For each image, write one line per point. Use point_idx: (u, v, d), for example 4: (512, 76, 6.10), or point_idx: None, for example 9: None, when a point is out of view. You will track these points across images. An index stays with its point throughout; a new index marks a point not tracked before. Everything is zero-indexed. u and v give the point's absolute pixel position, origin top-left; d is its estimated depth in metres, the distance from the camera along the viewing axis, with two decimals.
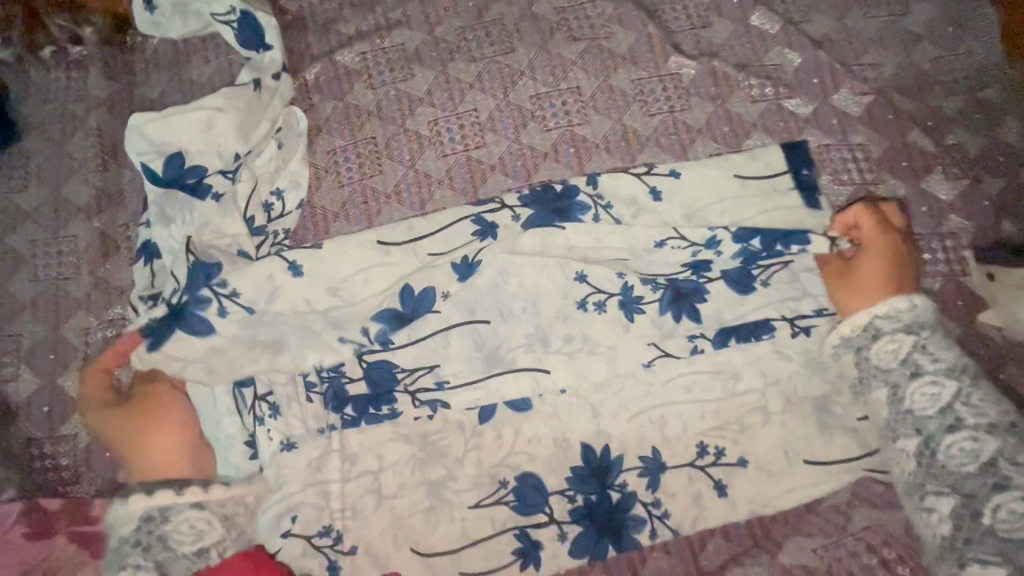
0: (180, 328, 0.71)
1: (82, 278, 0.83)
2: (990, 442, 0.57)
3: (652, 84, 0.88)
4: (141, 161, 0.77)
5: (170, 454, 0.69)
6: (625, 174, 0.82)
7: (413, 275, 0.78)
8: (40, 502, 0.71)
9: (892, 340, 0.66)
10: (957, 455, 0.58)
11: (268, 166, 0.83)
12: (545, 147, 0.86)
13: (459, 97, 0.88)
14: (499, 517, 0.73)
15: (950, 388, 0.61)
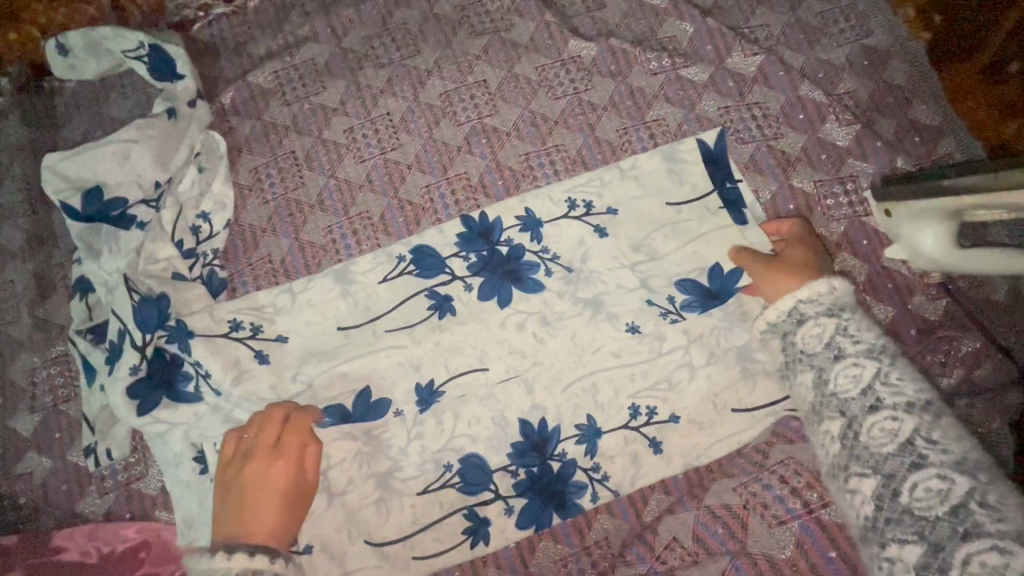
0: (167, 393, 0.73)
1: (22, 320, 0.85)
2: (871, 365, 0.56)
3: (555, 69, 0.92)
4: (59, 198, 0.79)
5: (270, 489, 0.63)
6: (546, 189, 0.85)
7: (354, 308, 0.81)
8: None
9: (815, 324, 0.60)
10: (842, 382, 0.56)
11: (190, 191, 0.85)
12: (458, 141, 0.89)
13: (371, 102, 0.92)
14: (446, 499, 0.76)
15: (831, 325, 0.59)
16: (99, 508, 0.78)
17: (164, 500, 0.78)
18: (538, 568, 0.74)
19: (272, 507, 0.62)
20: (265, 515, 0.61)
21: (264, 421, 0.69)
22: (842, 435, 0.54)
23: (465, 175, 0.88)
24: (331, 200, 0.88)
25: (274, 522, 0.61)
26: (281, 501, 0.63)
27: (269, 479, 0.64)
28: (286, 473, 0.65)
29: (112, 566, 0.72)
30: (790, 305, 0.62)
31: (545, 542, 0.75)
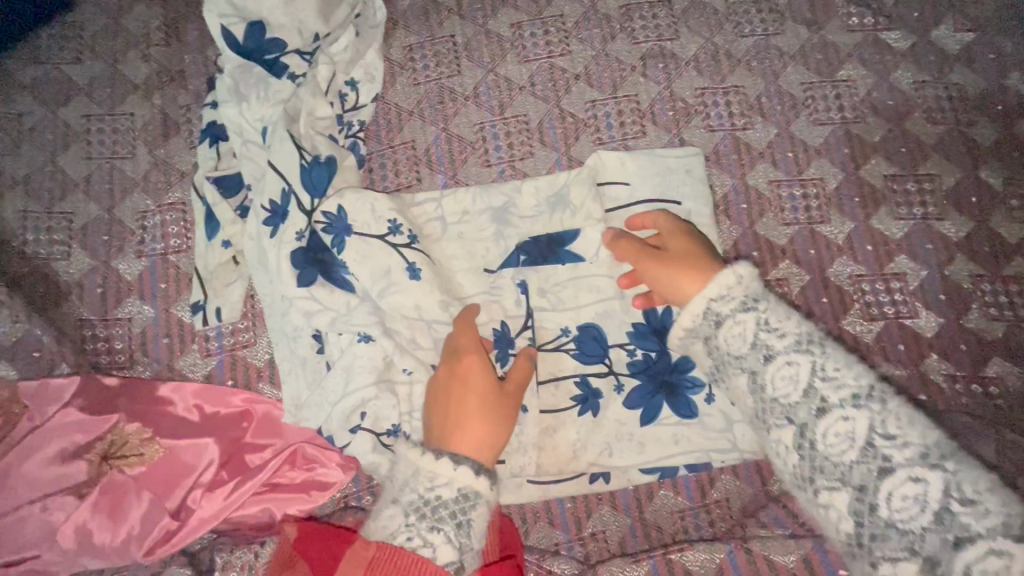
0: (327, 277, 0.68)
1: (140, 158, 0.78)
2: (861, 415, 0.47)
3: (746, 4, 0.84)
4: (222, 23, 0.74)
5: (474, 413, 0.58)
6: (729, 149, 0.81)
7: (513, 244, 0.75)
8: (100, 377, 0.67)
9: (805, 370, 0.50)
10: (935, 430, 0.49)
11: (345, 53, 0.78)
12: (633, 61, 0.82)
13: (546, 0, 0.84)
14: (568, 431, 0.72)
15: (863, 420, 0.46)
16: (199, 368, 0.73)
17: (269, 373, 0.73)
18: (654, 517, 0.71)
19: (475, 425, 0.58)
20: (476, 434, 0.57)
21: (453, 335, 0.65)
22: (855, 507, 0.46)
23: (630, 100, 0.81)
24: (485, 95, 0.81)
25: (490, 441, 0.57)
26: (489, 418, 0.58)
27: (473, 399, 0.59)
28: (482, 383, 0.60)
29: (215, 429, 0.67)
30: (742, 336, 0.54)
31: (664, 491, 0.71)
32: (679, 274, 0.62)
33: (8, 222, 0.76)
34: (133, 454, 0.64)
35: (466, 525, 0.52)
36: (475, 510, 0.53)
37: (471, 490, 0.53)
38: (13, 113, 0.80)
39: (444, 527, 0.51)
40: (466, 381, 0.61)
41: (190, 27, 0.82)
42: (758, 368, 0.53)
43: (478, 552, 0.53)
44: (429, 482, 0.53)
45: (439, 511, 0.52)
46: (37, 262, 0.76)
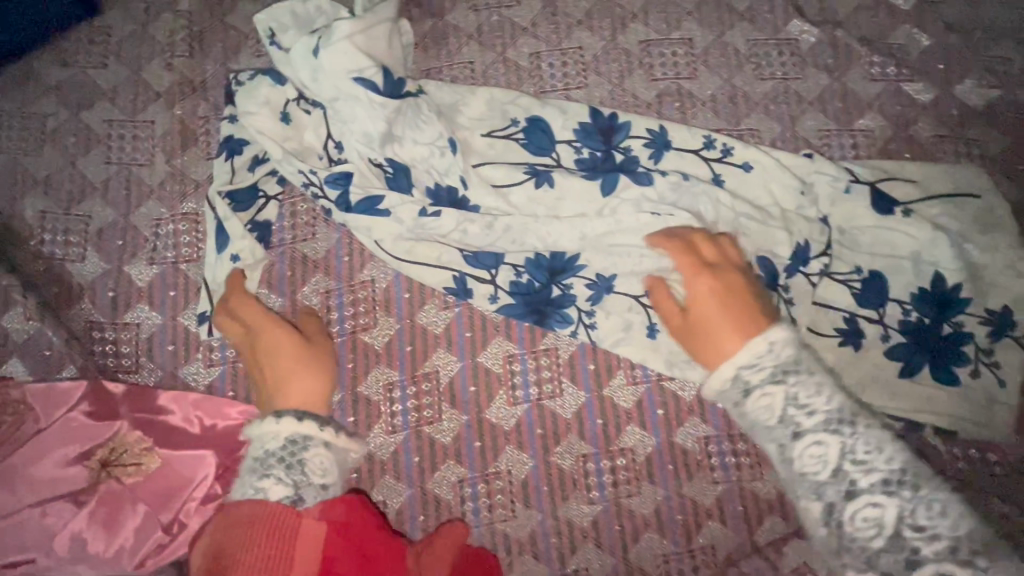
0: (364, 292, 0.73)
1: (158, 166, 0.80)
2: (835, 440, 0.52)
3: (768, 46, 0.84)
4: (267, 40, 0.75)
5: (308, 381, 0.62)
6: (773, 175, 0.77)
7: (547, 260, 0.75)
8: (106, 383, 0.68)
9: (762, 394, 0.55)
10: (810, 462, 0.52)
11: (379, 43, 0.72)
12: (649, 98, 0.82)
13: (565, 32, 0.84)
14: (556, 466, 0.73)
15: (836, 446, 0.52)
16: (202, 377, 0.75)
17: None
18: (638, 557, 0.71)
19: (305, 379, 0.62)
20: (298, 381, 0.62)
21: (232, 290, 0.71)
22: (824, 519, 0.51)
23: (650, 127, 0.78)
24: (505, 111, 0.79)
25: (308, 385, 0.62)
26: (293, 361, 0.63)
27: (271, 354, 0.64)
28: (289, 335, 0.65)
29: (212, 441, 0.67)
30: (732, 373, 0.56)
31: (650, 533, 0.72)
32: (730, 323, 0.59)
33: (28, 221, 0.78)
34: (132, 462, 0.65)
35: (297, 465, 0.56)
36: (307, 451, 0.57)
37: (297, 435, 0.57)
38: (39, 114, 0.82)
39: (274, 472, 0.55)
40: (278, 335, 0.66)
41: (213, 39, 0.83)
42: (739, 400, 0.56)
43: (319, 488, 0.57)
44: (264, 440, 0.57)
45: (269, 462, 0.56)
46: (52, 262, 0.78)
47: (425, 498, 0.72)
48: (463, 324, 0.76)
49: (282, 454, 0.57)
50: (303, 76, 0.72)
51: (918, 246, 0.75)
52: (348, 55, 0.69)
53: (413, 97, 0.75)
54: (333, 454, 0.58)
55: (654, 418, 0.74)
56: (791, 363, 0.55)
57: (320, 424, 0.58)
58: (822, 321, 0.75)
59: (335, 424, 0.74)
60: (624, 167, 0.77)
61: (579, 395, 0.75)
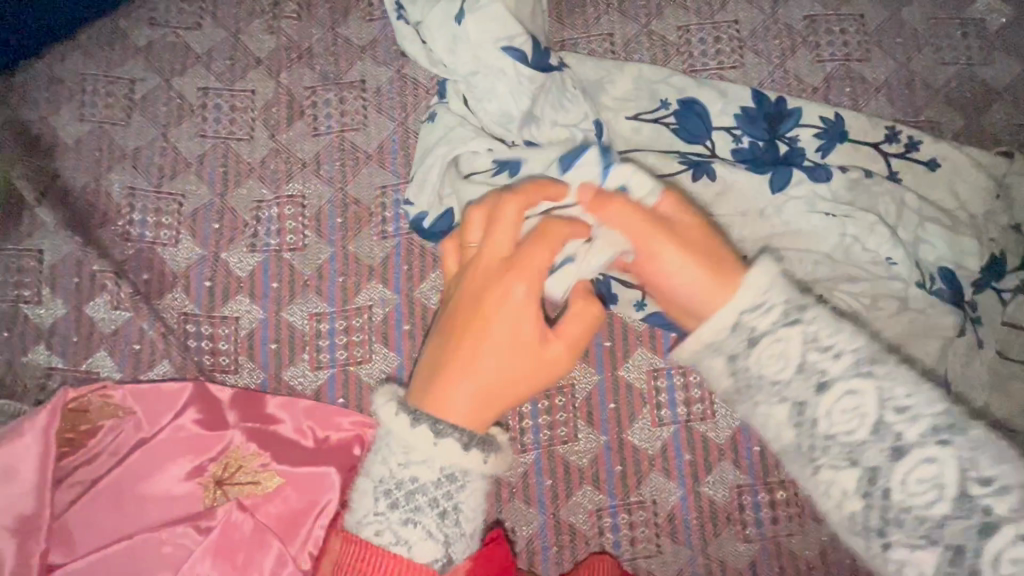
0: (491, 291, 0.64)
1: (259, 141, 0.71)
2: (949, 455, 0.37)
3: (950, 26, 0.73)
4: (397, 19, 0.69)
5: (513, 364, 0.45)
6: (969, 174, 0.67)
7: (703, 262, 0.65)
8: (214, 387, 0.60)
9: (848, 394, 0.39)
10: (842, 420, 0.39)
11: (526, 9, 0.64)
12: (815, 82, 0.72)
13: (719, 2, 0.74)
14: (707, 498, 0.65)
15: (870, 394, 0.39)
16: (309, 381, 0.67)
17: None
18: None
19: (505, 365, 0.45)
20: (487, 365, 0.44)
21: (483, 224, 0.48)
22: (863, 489, 0.38)
23: (822, 114, 0.69)
24: (654, 92, 0.70)
25: (506, 380, 0.45)
26: (512, 338, 0.45)
27: (495, 309, 0.45)
28: (522, 290, 0.45)
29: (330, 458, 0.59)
30: (731, 320, 0.42)
31: None
32: (678, 258, 0.44)
33: (115, 199, 0.70)
34: (249, 480, 0.57)
35: (453, 510, 0.44)
36: (463, 490, 0.44)
37: (456, 467, 0.43)
38: (126, 79, 0.73)
39: (423, 519, 0.43)
40: (509, 291, 0.45)
41: (321, 1, 0.74)
42: (739, 350, 0.42)
43: (469, 538, 0.45)
44: (402, 458, 0.43)
45: (419, 495, 0.43)
46: (141, 245, 0.69)
47: (558, 528, 0.64)
48: (602, 331, 0.68)
49: (434, 495, 0.43)
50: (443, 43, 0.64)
51: None
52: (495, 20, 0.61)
53: (558, 72, 0.65)
54: (484, 483, 0.44)
55: None
56: (803, 300, 0.42)
57: (485, 454, 0.43)
58: (1015, 345, 0.61)
59: None
60: (791, 158, 0.66)
61: (733, 418, 0.66)
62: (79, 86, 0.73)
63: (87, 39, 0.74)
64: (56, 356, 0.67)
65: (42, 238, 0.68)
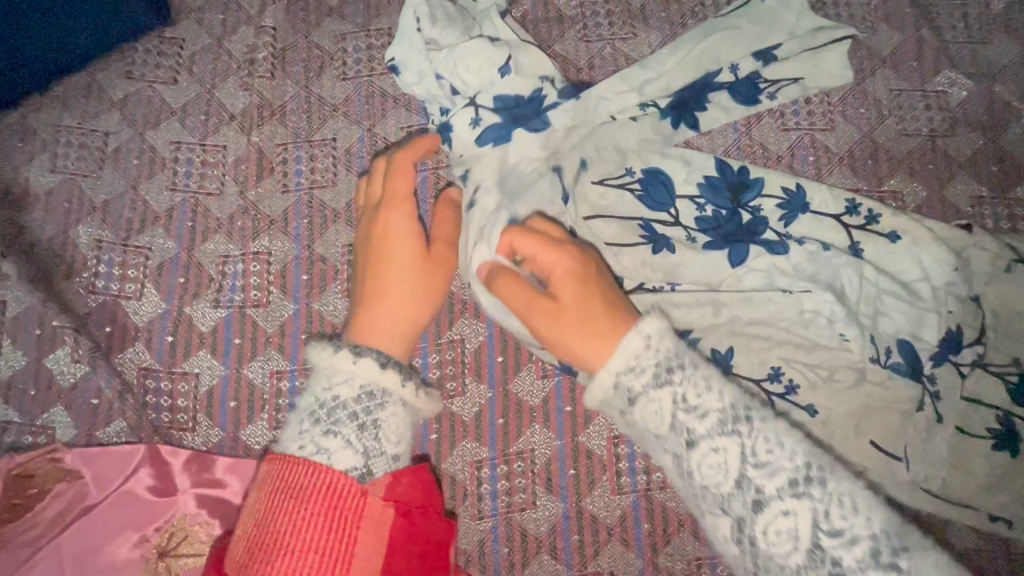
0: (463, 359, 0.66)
1: (229, 197, 0.72)
2: (804, 509, 0.41)
3: (913, 97, 0.75)
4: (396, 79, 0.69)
5: (411, 299, 0.61)
6: (930, 246, 0.67)
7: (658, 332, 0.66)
8: (165, 449, 0.60)
9: (712, 449, 0.44)
10: (710, 473, 0.44)
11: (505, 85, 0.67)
12: (779, 150, 0.73)
13: None
14: (665, 570, 0.64)
15: (804, 514, 0.41)
16: (266, 442, 0.66)
17: None
18: None
19: (408, 295, 0.60)
20: (399, 252, 0.61)
21: (393, 166, 0.63)
22: (736, 537, 0.43)
23: (785, 186, 0.69)
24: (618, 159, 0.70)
25: (419, 287, 0.61)
26: (404, 264, 0.61)
27: (387, 224, 0.62)
28: (402, 221, 0.62)
29: None
30: (612, 384, 0.47)
31: None
32: (585, 337, 0.50)
33: (82, 250, 0.71)
34: (192, 550, 0.57)
35: (373, 428, 0.50)
36: (383, 409, 0.50)
37: (376, 385, 0.51)
38: (100, 131, 0.74)
39: (342, 430, 0.49)
40: (399, 220, 0.62)
41: (296, 59, 0.75)
42: (626, 408, 0.48)
43: (391, 457, 0.51)
44: (327, 381, 0.50)
45: (338, 412, 0.49)
46: (105, 298, 0.70)
47: None
48: (563, 396, 0.67)
49: (355, 408, 0.50)
50: (470, 81, 0.67)
51: None
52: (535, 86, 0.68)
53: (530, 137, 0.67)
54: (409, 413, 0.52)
55: None
56: (676, 360, 0.46)
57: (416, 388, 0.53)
58: (973, 419, 0.64)
59: None
60: (751, 228, 0.68)
61: None
62: (53, 138, 0.74)
63: (64, 91, 0.75)
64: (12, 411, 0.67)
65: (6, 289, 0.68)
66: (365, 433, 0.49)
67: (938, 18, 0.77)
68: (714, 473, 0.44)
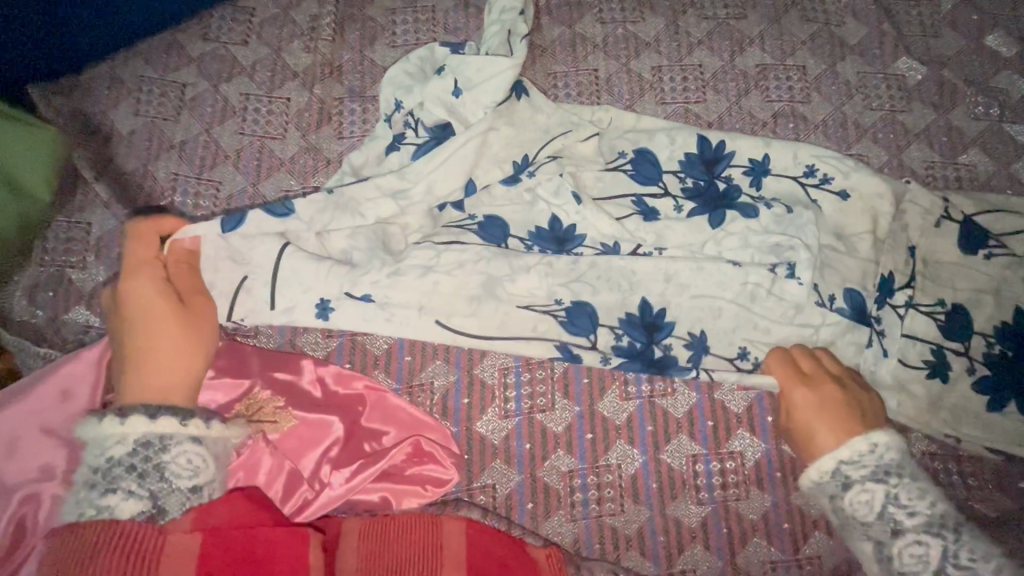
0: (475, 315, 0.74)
1: (292, 140, 0.83)
2: (936, 544, 0.59)
3: (876, 79, 0.88)
4: (395, 123, 0.80)
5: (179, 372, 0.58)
6: (881, 193, 0.80)
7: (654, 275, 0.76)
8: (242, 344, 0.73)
9: (863, 490, 0.62)
10: (909, 561, 0.59)
11: (484, 90, 0.78)
12: (765, 117, 0.85)
13: (686, 49, 0.88)
14: (666, 465, 0.73)
15: (937, 549, 0.59)
16: (321, 348, 0.76)
17: (386, 362, 0.76)
18: (746, 563, 0.70)
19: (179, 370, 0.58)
20: (167, 349, 0.58)
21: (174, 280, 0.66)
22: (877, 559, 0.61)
23: (751, 155, 0.81)
24: (613, 146, 0.82)
25: (174, 359, 0.58)
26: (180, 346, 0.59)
27: (189, 317, 0.61)
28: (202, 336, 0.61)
29: (336, 405, 0.71)
30: (832, 466, 0.64)
31: (758, 541, 0.71)
32: (823, 436, 0.65)
33: (160, 182, 0.81)
34: (269, 419, 0.69)
35: (157, 470, 0.53)
36: (168, 453, 0.54)
37: (152, 435, 0.53)
38: (178, 82, 0.85)
39: (123, 485, 0.52)
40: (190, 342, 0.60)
41: (353, 29, 0.87)
42: (836, 493, 0.63)
43: (190, 492, 0.54)
44: (100, 449, 0.53)
45: (115, 472, 0.52)
46: (180, 223, 0.79)
47: (534, 485, 0.73)
48: None
49: (134, 463, 0.53)
50: (461, 89, 0.79)
51: (999, 282, 0.76)
52: (502, 81, 0.78)
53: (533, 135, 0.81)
54: (206, 450, 0.55)
55: (764, 425, 0.75)
56: (894, 466, 0.63)
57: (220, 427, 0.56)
58: (910, 351, 0.75)
59: (448, 404, 0.75)
60: (728, 196, 0.79)
61: (691, 395, 0.76)
62: (137, 86, 0.84)
63: (148, 48, 0.86)
64: (95, 316, 0.76)
65: (92, 213, 0.79)
66: (151, 479, 0.52)
67: (898, 15, 0.91)
68: (864, 511, 0.62)
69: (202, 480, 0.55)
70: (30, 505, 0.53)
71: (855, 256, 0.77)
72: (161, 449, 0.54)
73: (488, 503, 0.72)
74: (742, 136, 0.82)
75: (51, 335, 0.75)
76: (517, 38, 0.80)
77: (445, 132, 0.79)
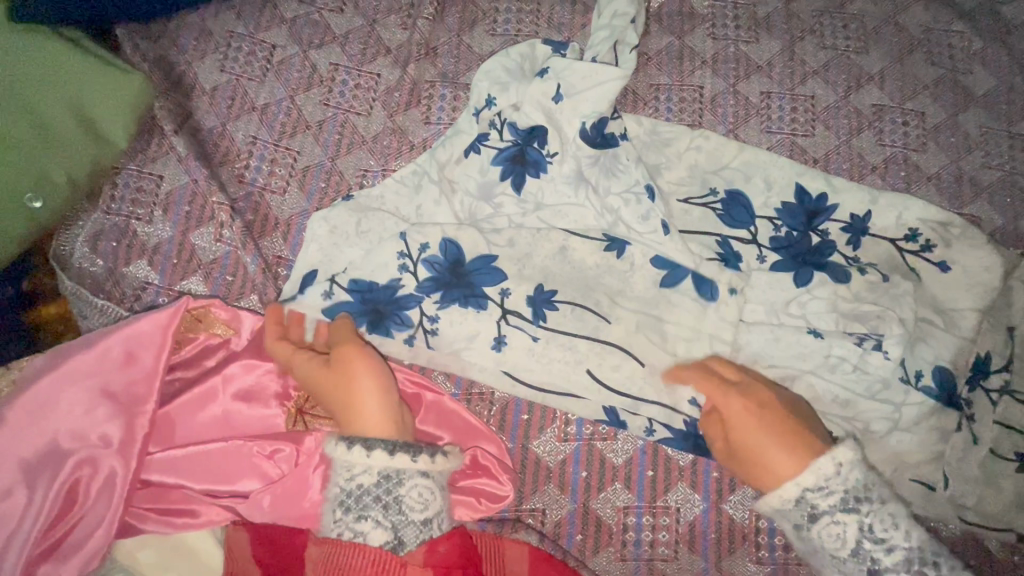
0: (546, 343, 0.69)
1: (377, 118, 0.79)
2: None
3: (999, 137, 0.81)
4: (486, 122, 0.76)
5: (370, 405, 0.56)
6: (997, 262, 0.73)
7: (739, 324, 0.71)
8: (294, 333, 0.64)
9: None
10: None
11: (588, 99, 0.73)
12: (875, 161, 0.80)
13: (800, 77, 0.82)
14: (727, 516, 0.69)
15: None
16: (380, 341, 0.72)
17: None
18: None
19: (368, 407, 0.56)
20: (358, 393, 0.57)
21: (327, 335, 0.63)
22: None
23: (853, 210, 0.75)
24: (705, 180, 0.77)
25: (377, 389, 0.56)
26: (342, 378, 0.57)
27: (345, 362, 0.57)
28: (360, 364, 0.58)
29: None
30: (796, 493, 0.56)
31: None
32: (770, 447, 0.58)
33: (238, 143, 0.78)
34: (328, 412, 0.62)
35: (396, 504, 0.53)
36: (403, 485, 0.53)
37: (391, 469, 0.53)
38: (268, 43, 0.82)
39: (371, 514, 0.52)
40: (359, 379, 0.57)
41: (453, 12, 0.83)
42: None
43: (420, 526, 0.53)
44: (346, 473, 0.53)
45: (364, 501, 0.53)
46: (253, 189, 0.76)
47: (585, 517, 0.69)
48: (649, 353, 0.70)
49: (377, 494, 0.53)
50: (563, 96, 0.74)
51: None
52: (607, 93, 0.73)
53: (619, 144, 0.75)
54: (432, 483, 0.54)
55: None
56: None
57: (412, 455, 0.54)
58: (1005, 442, 0.66)
59: (507, 418, 0.71)
60: (823, 251, 0.73)
61: None
62: (226, 42, 0.81)
63: (243, 3, 0.83)
64: (154, 273, 0.73)
65: (165, 166, 0.76)
66: (383, 513, 0.52)
67: None
68: None
69: (431, 511, 0.54)
70: (84, 472, 0.53)
71: (957, 330, 0.70)
72: (398, 482, 0.53)
73: (534, 528, 0.68)
74: (848, 188, 0.76)
75: (109, 286, 0.73)
76: (625, 50, 0.76)
77: (536, 140, 0.74)
